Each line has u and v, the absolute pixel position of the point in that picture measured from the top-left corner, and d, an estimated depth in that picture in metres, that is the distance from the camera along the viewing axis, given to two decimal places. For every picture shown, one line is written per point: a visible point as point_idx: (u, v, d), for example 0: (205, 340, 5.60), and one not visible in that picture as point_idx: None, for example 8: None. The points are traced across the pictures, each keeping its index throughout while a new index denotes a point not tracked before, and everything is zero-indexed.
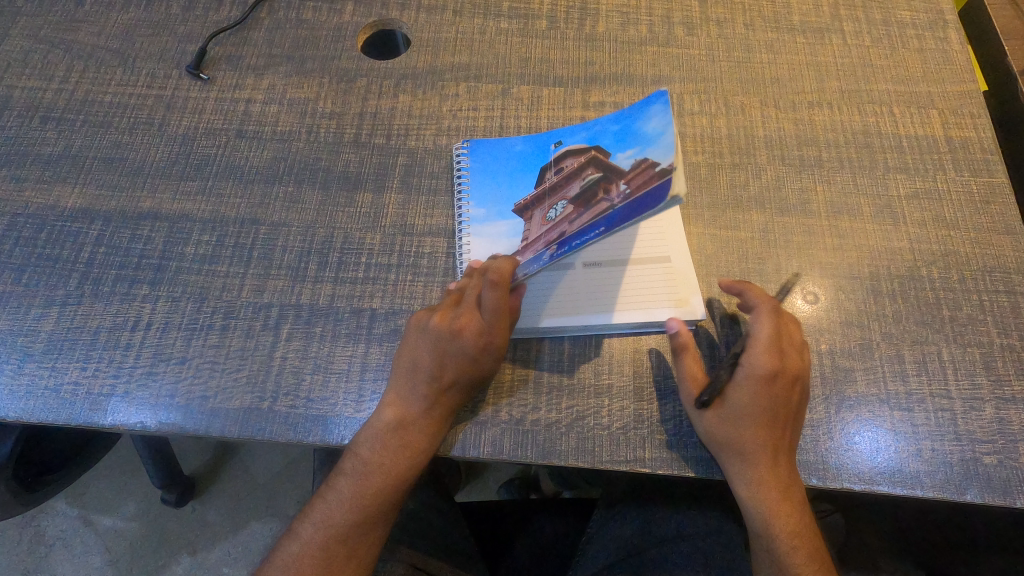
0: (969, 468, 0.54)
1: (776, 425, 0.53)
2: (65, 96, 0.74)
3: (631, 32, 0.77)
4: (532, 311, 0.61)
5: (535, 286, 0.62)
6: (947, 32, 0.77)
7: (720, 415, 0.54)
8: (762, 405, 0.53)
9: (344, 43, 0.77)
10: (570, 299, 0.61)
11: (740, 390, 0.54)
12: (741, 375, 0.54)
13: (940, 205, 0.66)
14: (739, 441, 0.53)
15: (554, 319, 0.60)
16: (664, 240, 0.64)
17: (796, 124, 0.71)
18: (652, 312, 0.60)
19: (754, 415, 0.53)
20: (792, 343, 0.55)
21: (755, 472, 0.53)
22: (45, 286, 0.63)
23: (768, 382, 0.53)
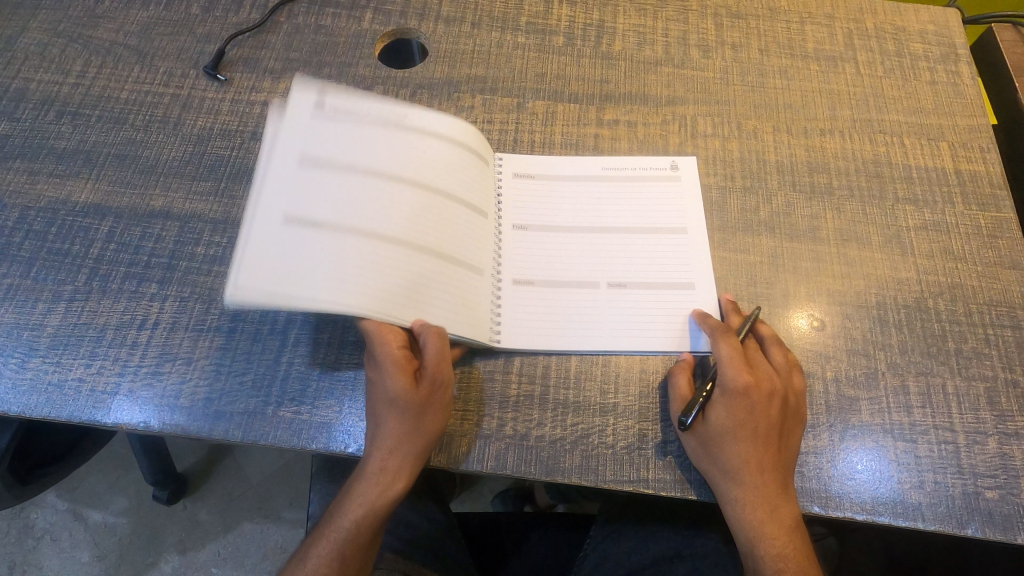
0: (971, 502, 0.55)
1: (756, 443, 0.54)
2: (81, 91, 0.74)
3: (647, 52, 0.78)
4: (553, 328, 0.61)
5: (556, 302, 0.62)
6: (958, 66, 0.78)
7: (701, 436, 0.55)
8: (736, 424, 0.55)
9: (361, 51, 0.77)
10: (591, 319, 0.62)
11: (716, 410, 0.56)
12: (717, 395, 0.57)
13: (948, 238, 0.67)
14: (723, 462, 0.54)
15: (574, 339, 0.61)
16: (688, 265, 0.64)
17: (808, 150, 0.72)
18: (672, 337, 0.61)
19: (731, 435, 0.55)
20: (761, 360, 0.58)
21: (742, 493, 0.54)
22: (53, 281, 0.63)
23: (737, 400, 0.56)
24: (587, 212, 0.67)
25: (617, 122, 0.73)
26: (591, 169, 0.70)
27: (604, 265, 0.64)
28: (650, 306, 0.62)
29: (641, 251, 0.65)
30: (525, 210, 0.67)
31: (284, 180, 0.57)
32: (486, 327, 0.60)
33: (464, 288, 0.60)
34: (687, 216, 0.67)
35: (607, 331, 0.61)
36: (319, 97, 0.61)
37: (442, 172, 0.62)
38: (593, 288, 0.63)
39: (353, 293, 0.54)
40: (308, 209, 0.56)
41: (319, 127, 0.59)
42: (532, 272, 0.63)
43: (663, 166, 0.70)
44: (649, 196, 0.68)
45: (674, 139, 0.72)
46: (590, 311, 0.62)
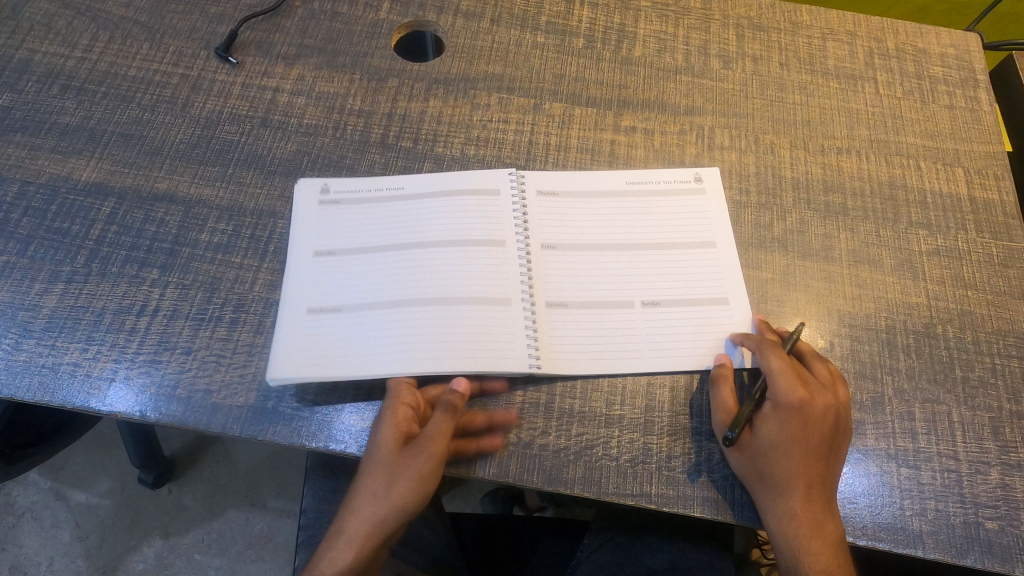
0: (971, 532, 0.54)
1: (805, 458, 0.54)
2: (88, 66, 0.72)
3: (667, 59, 0.77)
4: (592, 352, 0.60)
5: (591, 323, 0.61)
6: (977, 92, 0.78)
7: (747, 449, 0.55)
8: (786, 439, 0.55)
9: (377, 40, 0.76)
10: (629, 341, 0.60)
11: (764, 424, 0.56)
12: (765, 409, 0.56)
13: (959, 264, 0.67)
14: (771, 476, 0.54)
15: (612, 361, 0.59)
16: (720, 281, 0.64)
17: (824, 169, 0.71)
18: (708, 356, 0.60)
19: (780, 449, 0.54)
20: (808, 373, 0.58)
21: (790, 509, 0.53)
22: (51, 261, 0.61)
23: (787, 414, 0.55)
24: (618, 228, 0.66)
25: (634, 129, 0.72)
26: (618, 184, 0.69)
27: (637, 284, 0.63)
28: (685, 325, 0.61)
29: (675, 268, 0.64)
30: (555, 228, 0.66)
31: (305, 272, 0.61)
32: (519, 352, 0.58)
33: (481, 322, 0.59)
34: (714, 230, 0.66)
35: (643, 351, 0.60)
36: (323, 188, 0.66)
37: (440, 223, 0.64)
38: (629, 308, 0.62)
39: (375, 356, 0.57)
40: (324, 295, 0.60)
41: (326, 218, 0.64)
42: (567, 293, 0.62)
43: (688, 178, 0.69)
44: (676, 210, 0.67)
45: (691, 150, 0.71)
46: (626, 330, 0.61)
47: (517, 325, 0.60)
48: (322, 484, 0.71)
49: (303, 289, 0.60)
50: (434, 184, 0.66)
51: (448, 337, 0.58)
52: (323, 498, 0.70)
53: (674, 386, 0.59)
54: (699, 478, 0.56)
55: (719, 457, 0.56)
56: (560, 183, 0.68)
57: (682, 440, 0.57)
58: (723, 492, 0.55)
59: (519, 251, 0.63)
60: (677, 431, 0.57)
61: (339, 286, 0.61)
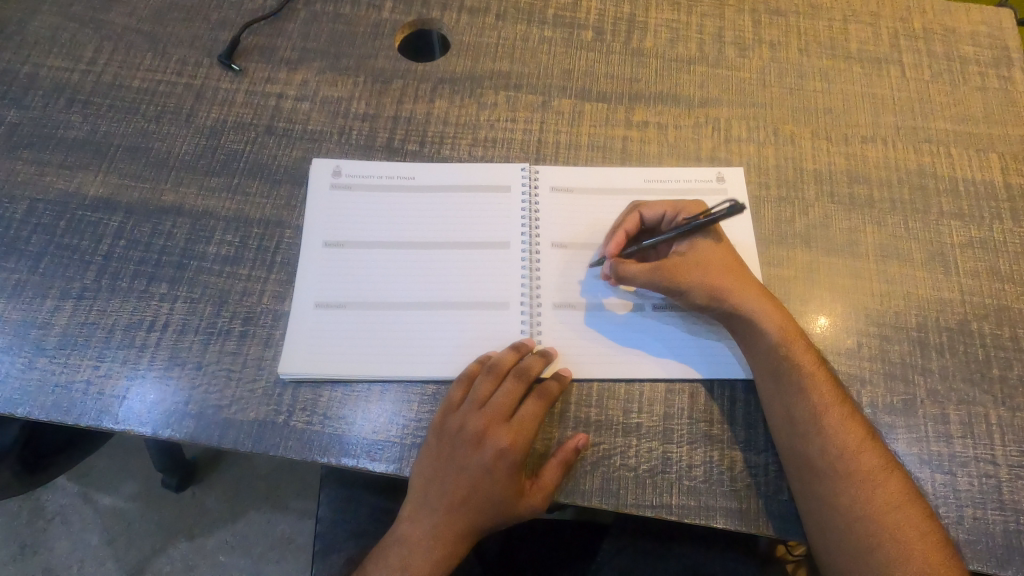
0: (1012, 541, 0.52)
1: (896, 487, 0.52)
2: (93, 78, 0.71)
3: (680, 49, 0.74)
4: (601, 356, 0.58)
5: (599, 325, 0.59)
6: (1011, 71, 0.74)
7: (816, 471, 0.52)
8: (859, 455, 0.53)
9: (381, 41, 0.74)
10: (638, 345, 0.59)
11: (827, 438, 0.53)
12: (799, 406, 0.54)
13: (995, 257, 0.63)
14: (846, 500, 0.52)
15: (621, 366, 0.58)
16: None
17: (848, 159, 0.68)
18: (724, 363, 0.58)
19: (868, 478, 0.52)
20: (689, 253, 0.58)
21: (875, 533, 0.51)
22: (61, 277, 0.61)
23: (849, 419, 0.54)
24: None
25: (647, 124, 0.70)
26: (634, 181, 0.66)
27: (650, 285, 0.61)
28: (691, 333, 0.59)
29: None
30: (567, 226, 0.64)
31: (315, 265, 0.61)
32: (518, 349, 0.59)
33: (477, 329, 0.59)
34: (734, 234, 0.64)
35: (642, 356, 0.58)
36: (335, 171, 0.66)
37: (448, 221, 0.64)
38: (638, 311, 0.60)
39: (371, 359, 0.58)
40: (332, 289, 0.61)
41: (336, 204, 0.64)
42: (576, 294, 0.61)
43: (709, 177, 0.67)
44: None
45: (708, 144, 0.69)
46: (633, 334, 0.59)
47: (509, 331, 0.59)
48: (337, 493, 0.70)
49: (311, 283, 0.61)
50: (446, 183, 0.66)
51: (443, 340, 0.59)
52: (338, 506, 0.69)
53: (693, 391, 0.57)
54: (721, 488, 0.54)
55: (742, 465, 0.54)
56: (574, 180, 0.66)
57: (703, 449, 0.55)
58: (746, 501, 0.53)
59: (523, 253, 0.62)
60: (698, 439, 0.55)
61: (349, 285, 0.61)
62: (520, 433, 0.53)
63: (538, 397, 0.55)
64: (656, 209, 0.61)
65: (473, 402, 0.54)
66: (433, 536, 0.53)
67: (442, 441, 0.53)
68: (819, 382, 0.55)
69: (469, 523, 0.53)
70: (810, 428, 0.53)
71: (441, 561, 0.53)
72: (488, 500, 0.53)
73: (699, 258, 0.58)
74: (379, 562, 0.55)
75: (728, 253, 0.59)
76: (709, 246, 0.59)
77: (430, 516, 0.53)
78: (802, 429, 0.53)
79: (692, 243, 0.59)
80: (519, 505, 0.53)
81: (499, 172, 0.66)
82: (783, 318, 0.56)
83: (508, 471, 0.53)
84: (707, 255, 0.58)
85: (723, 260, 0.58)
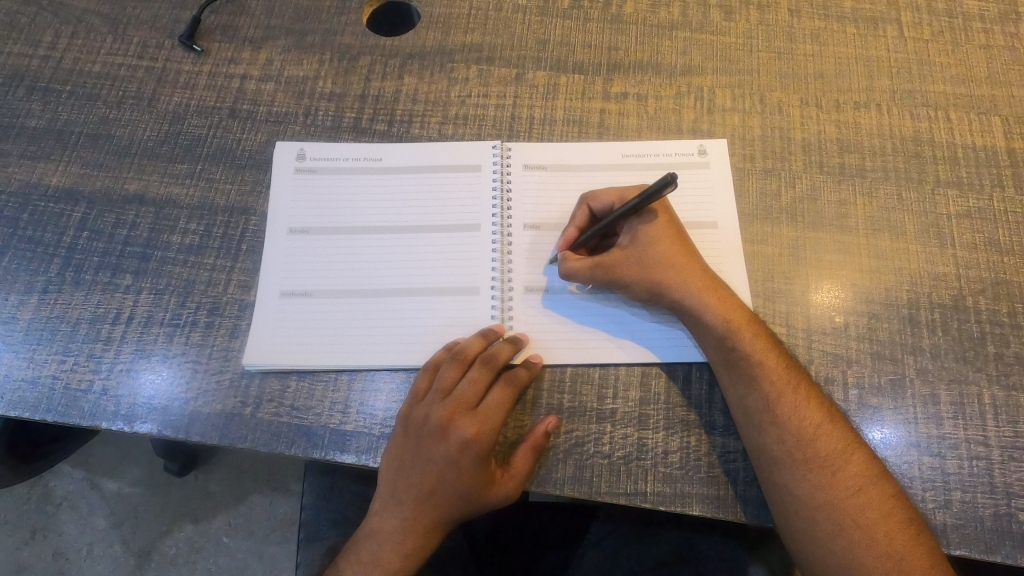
0: (1002, 525, 0.50)
1: (856, 470, 0.50)
2: (52, 64, 0.69)
3: (662, 14, 0.70)
4: (574, 341, 0.56)
5: (571, 309, 0.57)
6: (1018, 27, 0.69)
7: (773, 460, 0.50)
8: (816, 442, 0.51)
9: (348, 16, 0.71)
10: (611, 329, 0.57)
11: (783, 427, 0.51)
12: (752, 397, 0.52)
13: (994, 227, 0.60)
14: (807, 488, 0.49)
15: (593, 351, 0.56)
16: (720, 265, 0.59)
17: (839, 127, 0.64)
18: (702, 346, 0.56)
19: (826, 463, 0.50)
20: (631, 246, 0.56)
21: (839, 520, 0.49)
22: (25, 271, 0.60)
23: (806, 404, 0.52)
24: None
25: (626, 95, 0.66)
26: (611, 157, 0.63)
27: None
28: (662, 319, 0.57)
29: None
30: (540, 205, 0.61)
31: (279, 252, 0.60)
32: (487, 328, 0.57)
33: (447, 315, 0.57)
34: (715, 210, 0.61)
35: (613, 341, 0.56)
36: (300, 154, 0.64)
37: (416, 204, 0.61)
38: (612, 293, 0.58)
39: (337, 348, 0.56)
40: (297, 277, 0.59)
41: (301, 189, 0.62)
42: (549, 277, 0.59)
43: (691, 151, 0.63)
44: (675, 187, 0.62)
45: (689, 115, 0.65)
46: (605, 319, 0.57)
47: (480, 317, 0.57)
48: (319, 481, 0.70)
49: (276, 271, 0.59)
50: (414, 163, 0.63)
51: (410, 328, 0.57)
52: (320, 495, 0.69)
53: (669, 375, 0.55)
54: (699, 475, 0.52)
55: (720, 451, 0.53)
56: (549, 157, 0.63)
57: (680, 435, 0.53)
58: (724, 487, 0.52)
59: (494, 235, 0.60)
60: (674, 425, 0.53)
61: (314, 272, 0.59)
62: (486, 422, 0.52)
63: (505, 384, 0.53)
64: (603, 200, 0.58)
65: (437, 392, 0.53)
66: (404, 529, 0.52)
67: (408, 434, 0.52)
68: (771, 370, 0.52)
69: (441, 515, 0.52)
70: (764, 417, 0.51)
71: (413, 554, 0.53)
72: (458, 491, 0.51)
73: (641, 252, 0.55)
74: (351, 554, 0.54)
75: (673, 244, 0.56)
76: (652, 236, 0.56)
77: (398, 509, 0.53)
78: (768, 415, 0.51)
79: (634, 235, 0.56)
80: (490, 494, 0.52)
81: (470, 151, 0.64)
82: (729, 308, 0.54)
83: (473, 461, 0.51)
84: (649, 248, 0.55)
85: (665, 253, 0.55)
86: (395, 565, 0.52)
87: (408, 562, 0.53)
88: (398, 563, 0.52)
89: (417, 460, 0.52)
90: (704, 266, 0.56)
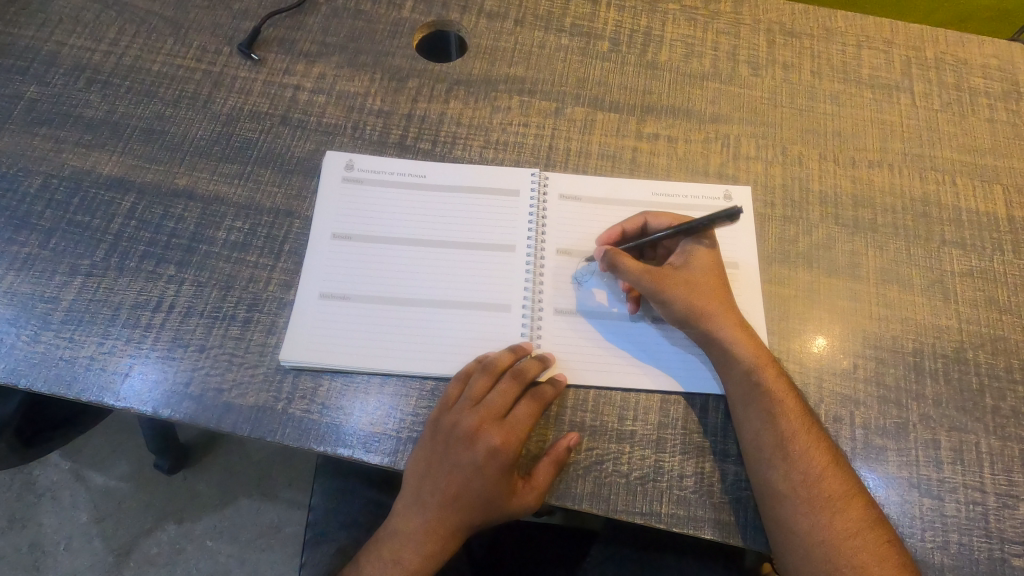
0: (996, 568, 0.52)
1: (855, 512, 0.52)
2: (114, 60, 0.72)
3: (694, 65, 0.75)
4: (599, 364, 0.59)
5: (598, 333, 0.60)
6: (1019, 105, 0.74)
7: (778, 494, 0.52)
8: (821, 482, 0.53)
9: (399, 40, 0.75)
10: (636, 356, 0.59)
11: (790, 463, 0.53)
12: (763, 431, 0.54)
13: (994, 287, 0.64)
14: (806, 524, 0.52)
15: (616, 375, 0.58)
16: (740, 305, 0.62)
17: (853, 182, 0.69)
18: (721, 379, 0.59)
19: (828, 505, 0.52)
20: (681, 268, 0.60)
21: (837, 560, 0.51)
22: (71, 254, 0.62)
23: (813, 443, 0.54)
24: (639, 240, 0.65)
25: (657, 136, 0.71)
26: (641, 194, 0.67)
27: None
28: (682, 349, 0.60)
29: None
30: (572, 233, 0.65)
31: (321, 256, 0.62)
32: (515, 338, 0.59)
33: (479, 329, 0.60)
34: (736, 251, 0.64)
35: (637, 366, 0.59)
36: (348, 165, 0.67)
37: (455, 220, 0.65)
38: (637, 322, 0.61)
39: (372, 351, 0.58)
40: (337, 280, 0.61)
41: (347, 198, 0.65)
42: (578, 301, 0.61)
43: (717, 195, 0.67)
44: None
45: (716, 160, 0.69)
46: (630, 347, 0.60)
47: (510, 333, 0.60)
48: (329, 484, 0.70)
49: (317, 273, 0.62)
50: (454, 181, 0.67)
51: (442, 338, 0.59)
52: (330, 498, 0.69)
53: (688, 403, 0.58)
54: (711, 499, 0.54)
55: (732, 478, 0.55)
56: (584, 189, 0.67)
57: (695, 459, 0.55)
58: (735, 514, 0.54)
59: (528, 256, 0.63)
60: (690, 450, 0.56)
61: (354, 277, 0.61)
62: (512, 433, 0.54)
63: (533, 399, 0.55)
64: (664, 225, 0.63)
65: (467, 402, 0.55)
66: (426, 531, 0.54)
67: (436, 439, 0.54)
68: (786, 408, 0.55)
69: (464, 521, 0.54)
70: (773, 453, 0.53)
71: (432, 558, 0.54)
72: (482, 497, 0.53)
73: (688, 276, 0.59)
74: (370, 553, 0.56)
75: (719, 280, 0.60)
76: (701, 273, 0.60)
77: (421, 512, 0.54)
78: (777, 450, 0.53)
79: (686, 263, 0.60)
80: (512, 503, 0.53)
81: (509, 176, 0.67)
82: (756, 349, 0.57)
83: (498, 471, 0.53)
84: (697, 277, 0.59)
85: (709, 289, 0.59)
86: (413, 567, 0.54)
87: (427, 563, 0.54)
88: (416, 564, 0.54)
89: (441, 465, 0.54)
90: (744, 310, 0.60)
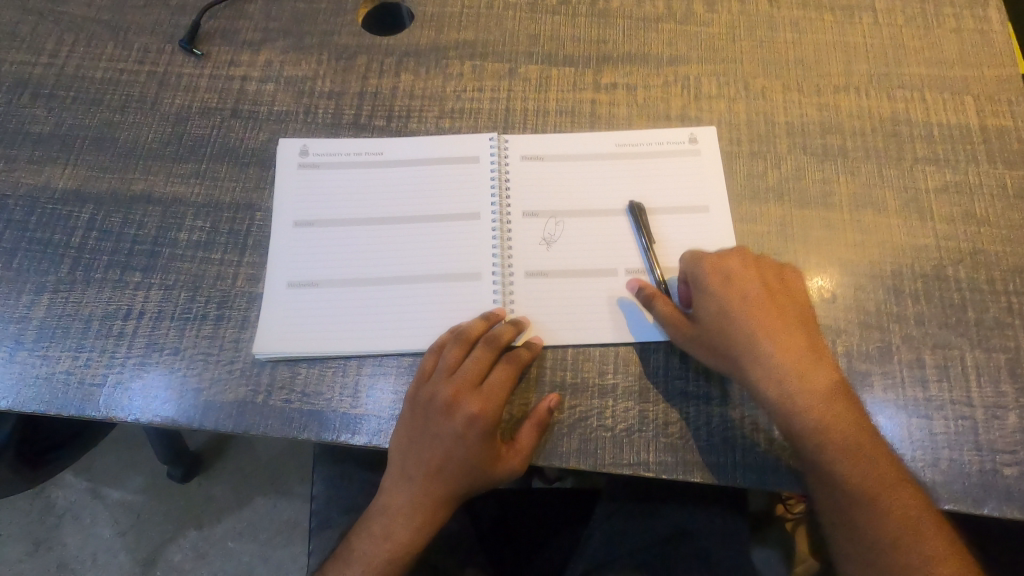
0: (988, 480, 0.52)
1: (883, 508, 0.50)
2: (55, 71, 0.71)
3: (648, 8, 0.73)
4: (574, 323, 0.58)
5: (571, 292, 0.59)
6: (986, 11, 0.72)
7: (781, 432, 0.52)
8: (868, 548, 0.50)
9: (343, 17, 0.73)
10: (611, 311, 0.59)
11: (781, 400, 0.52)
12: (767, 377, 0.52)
13: (970, 201, 0.62)
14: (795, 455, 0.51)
15: (593, 332, 0.58)
16: (713, 247, 0.61)
17: (820, 110, 0.67)
18: None
19: (851, 501, 0.50)
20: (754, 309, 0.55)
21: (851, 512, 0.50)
22: (36, 272, 0.61)
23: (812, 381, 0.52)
24: (605, 194, 0.63)
25: (615, 85, 0.69)
26: (604, 146, 0.66)
27: (622, 248, 0.61)
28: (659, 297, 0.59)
29: (662, 231, 0.62)
30: (537, 193, 0.64)
31: (285, 245, 0.62)
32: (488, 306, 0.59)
33: (451, 301, 0.59)
34: (705, 194, 0.63)
35: (613, 320, 0.58)
36: (303, 151, 0.66)
37: (417, 195, 0.63)
38: (611, 276, 0.60)
39: (346, 334, 0.58)
40: (304, 268, 0.61)
41: (306, 184, 0.64)
42: (548, 261, 0.61)
43: (682, 139, 0.66)
44: (668, 174, 0.64)
45: (677, 103, 0.68)
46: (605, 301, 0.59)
47: (482, 302, 0.59)
48: (328, 471, 0.71)
49: (283, 263, 0.61)
50: (412, 155, 0.65)
51: (414, 314, 0.59)
52: (330, 484, 0.70)
53: (667, 351, 0.57)
54: (699, 442, 0.54)
55: (718, 420, 0.55)
56: (545, 148, 0.66)
57: (679, 405, 0.55)
58: (723, 455, 0.54)
59: (494, 222, 0.62)
60: (673, 396, 0.55)
61: (320, 263, 0.61)
62: (490, 399, 0.54)
63: (510, 363, 0.55)
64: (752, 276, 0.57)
65: (443, 374, 0.55)
66: (414, 503, 0.54)
67: (414, 412, 0.54)
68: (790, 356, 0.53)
69: (451, 491, 0.54)
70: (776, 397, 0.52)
71: (422, 530, 0.55)
72: (466, 464, 0.53)
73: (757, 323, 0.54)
74: (363, 530, 0.57)
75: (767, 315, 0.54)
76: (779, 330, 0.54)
77: (408, 485, 0.55)
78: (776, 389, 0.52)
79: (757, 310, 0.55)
80: (497, 469, 0.53)
81: (467, 143, 0.66)
82: (814, 397, 0.52)
83: (479, 438, 0.53)
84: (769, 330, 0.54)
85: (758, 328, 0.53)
86: (405, 538, 0.54)
87: (419, 534, 0.55)
88: (407, 536, 0.55)
89: (423, 438, 0.54)
90: (810, 338, 0.54)
